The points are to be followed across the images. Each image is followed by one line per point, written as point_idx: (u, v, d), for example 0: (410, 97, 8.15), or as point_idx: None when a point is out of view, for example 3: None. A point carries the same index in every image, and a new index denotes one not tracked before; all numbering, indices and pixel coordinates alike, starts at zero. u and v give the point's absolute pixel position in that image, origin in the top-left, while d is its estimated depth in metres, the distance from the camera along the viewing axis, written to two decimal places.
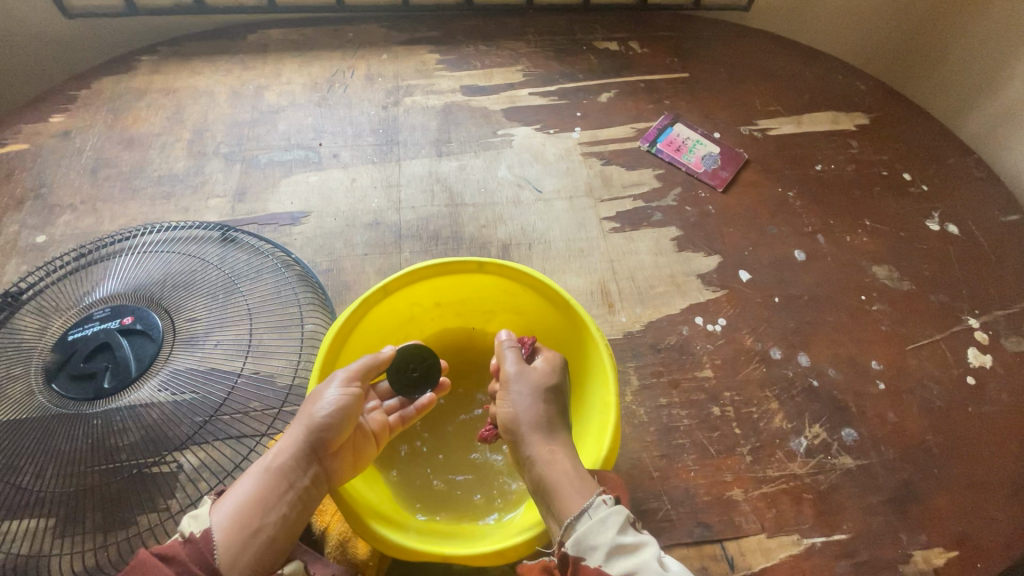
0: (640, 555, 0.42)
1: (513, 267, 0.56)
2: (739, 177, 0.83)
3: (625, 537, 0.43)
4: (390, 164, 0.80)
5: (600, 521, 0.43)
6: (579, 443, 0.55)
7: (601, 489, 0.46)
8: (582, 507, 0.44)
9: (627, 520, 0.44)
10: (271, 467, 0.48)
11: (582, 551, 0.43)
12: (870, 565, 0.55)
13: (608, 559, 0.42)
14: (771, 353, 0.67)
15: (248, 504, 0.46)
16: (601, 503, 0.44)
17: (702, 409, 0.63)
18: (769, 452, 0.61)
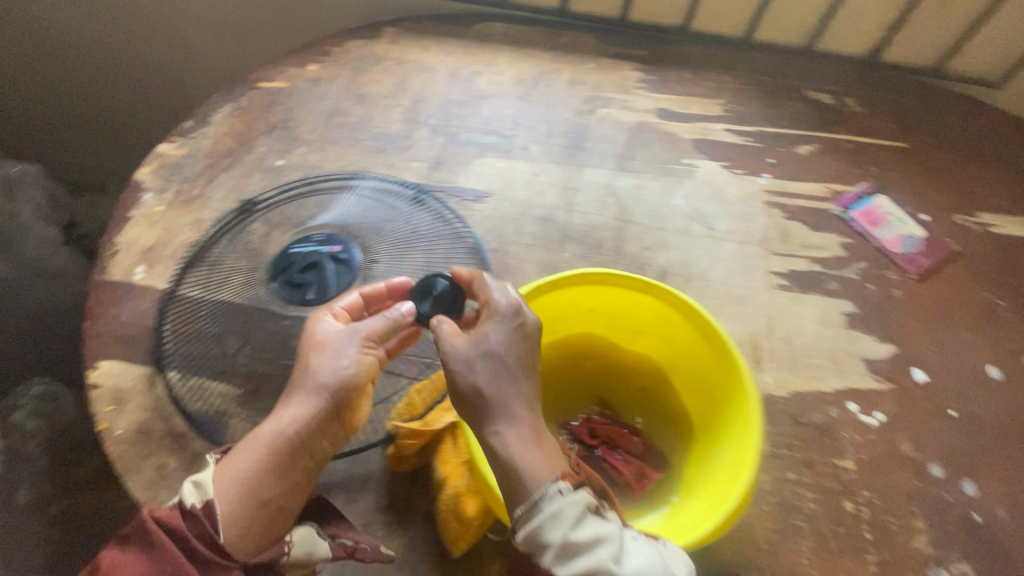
0: (595, 554, 0.41)
1: (683, 298, 0.54)
2: (939, 269, 0.74)
3: (591, 539, 0.42)
4: (572, 167, 0.83)
5: (552, 516, 0.42)
6: (693, 493, 0.51)
7: (561, 476, 0.45)
8: (534, 500, 0.44)
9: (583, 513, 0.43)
10: (284, 434, 0.52)
11: (534, 540, 0.43)
12: None
13: (560, 554, 0.42)
14: (930, 468, 0.60)
15: (252, 469, 0.50)
16: (551, 492, 0.43)
17: (832, 499, 0.58)
18: (900, 572, 0.54)
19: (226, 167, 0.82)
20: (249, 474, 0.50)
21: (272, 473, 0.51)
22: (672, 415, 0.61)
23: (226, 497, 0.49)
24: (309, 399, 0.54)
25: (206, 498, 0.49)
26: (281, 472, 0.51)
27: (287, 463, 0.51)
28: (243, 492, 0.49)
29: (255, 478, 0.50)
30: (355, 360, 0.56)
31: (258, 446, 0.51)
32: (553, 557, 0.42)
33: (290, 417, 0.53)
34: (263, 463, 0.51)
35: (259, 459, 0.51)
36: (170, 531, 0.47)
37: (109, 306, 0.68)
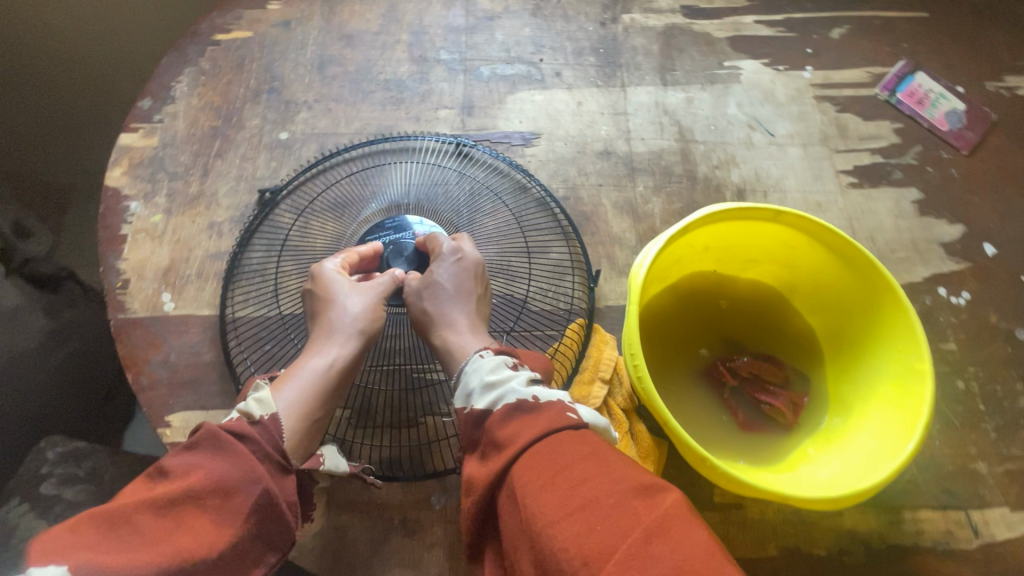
0: (505, 384, 0.44)
1: (820, 222, 0.52)
2: (984, 140, 0.76)
3: (499, 373, 0.45)
4: (615, 89, 0.75)
5: (472, 368, 0.46)
6: (862, 410, 0.52)
7: (485, 347, 0.49)
8: (460, 368, 0.48)
9: (502, 363, 0.46)
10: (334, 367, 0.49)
11: (461, 399, 0.46)
12: None
13: (492, 396, 0.43)
14: (1017, 333, 0.65)
15: (311, 397, 0.46)
16: (476, 355, 0.48)
17: (944, 381, 0.62)
18: (1015, 431, 0.60)
19: (220, 151, 0.67)
20: (305, 396, 0.46)
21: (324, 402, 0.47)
22: (789, 343, 0.60)
23: (290, 415, 0.44)
24: (341, 334, 0.50)
25: (271, 411, 0.44)
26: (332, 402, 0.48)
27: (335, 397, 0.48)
28: (306, 415, 0.45)
29: (316, 404, 0.46)
30: (373, 311, 0.52)
31: (313, 377, 0.47)
32: (479, 396, 0.44)
33: (331, 352, 0.49)
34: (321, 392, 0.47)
35: (309, 389, 0.47)
36: (237, 434, 0.41)
37: (150, 347, 0.56)
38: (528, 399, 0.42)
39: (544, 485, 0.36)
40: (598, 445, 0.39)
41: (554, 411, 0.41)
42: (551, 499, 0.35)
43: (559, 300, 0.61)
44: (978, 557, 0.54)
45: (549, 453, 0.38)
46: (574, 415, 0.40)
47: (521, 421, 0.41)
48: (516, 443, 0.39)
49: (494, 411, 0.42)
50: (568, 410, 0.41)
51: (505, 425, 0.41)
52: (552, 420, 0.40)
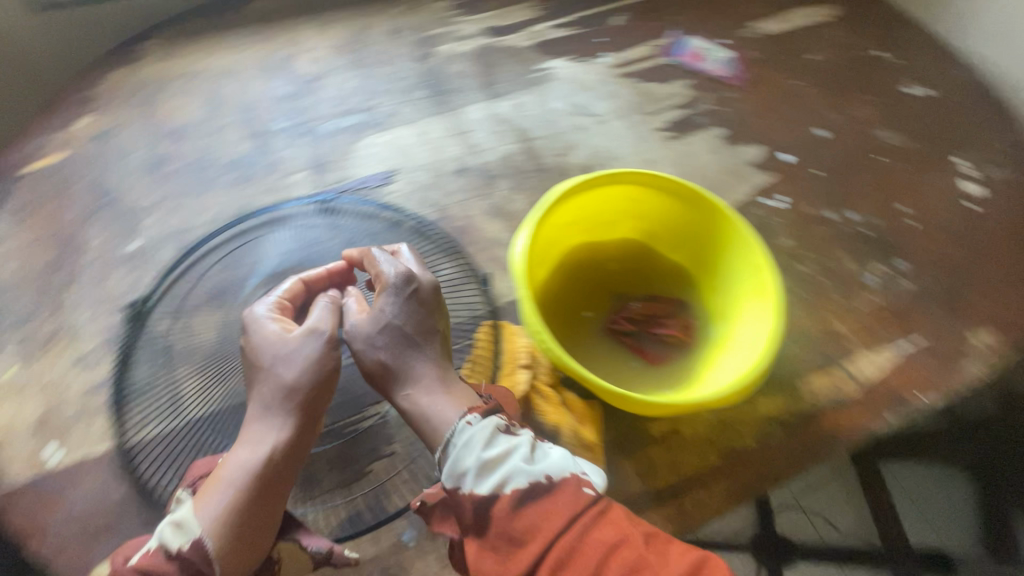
0: (505, 463, 0.44)
1: (650, 172, 0.60)
2: (755, 75, 0.92)
3: (496, 456, 0.45)
4: (451, 113, 0.82)
5: (464, 445, 0.45)
6: (734, 315, 0.60)
7: (467, 409, 0.48)
8: (444, 437, 0.46)
9: (493, 433, 0.46)
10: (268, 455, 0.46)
11: (454, 477, 0.45)
12: (946, 353, 0.68)
13: (493, 481, 0.44)
14: (827, 215, 0.79)
15: (244, 496, 0.44)
16: (460, 426, 0.46)
17: (791, 270, 0.74)
18: (852, 290, 0.73)
19: (67, 280, 0.63)
20: (235, 497, 0.44)
21: (253, 499, 0.44)
22: (664, 279, 0.69)
23: (216, 528, 0.42)
24: (271, 414, 0.48)
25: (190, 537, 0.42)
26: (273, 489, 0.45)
27: (275, 484, 0.46)
28: (238, 519, 0.43)
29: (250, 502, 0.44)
30: (313, 361, 0.49)
31: (242, 473, 0.45)
32: (474, 477, 0.44)
33: (262, 442, 0.46)
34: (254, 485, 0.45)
35: (240, 487, 0.44)
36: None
37: (47, 507, 0.51)
38: (539, 481, 0.44)
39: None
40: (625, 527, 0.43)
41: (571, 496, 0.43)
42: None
43: (461, 311, 0.65)
44: (861, 396, 0.64)
45: (580, 546, 0.41)
46: (590, 492, 0.44)
47: (533, 508, 0.43)
48: (544, 540, 0.41)
49: (501, 496, 0.43)
50: (582, 487, 0.44)
51: (519, 516, 0.43)
52: (573, 510, 0.43)
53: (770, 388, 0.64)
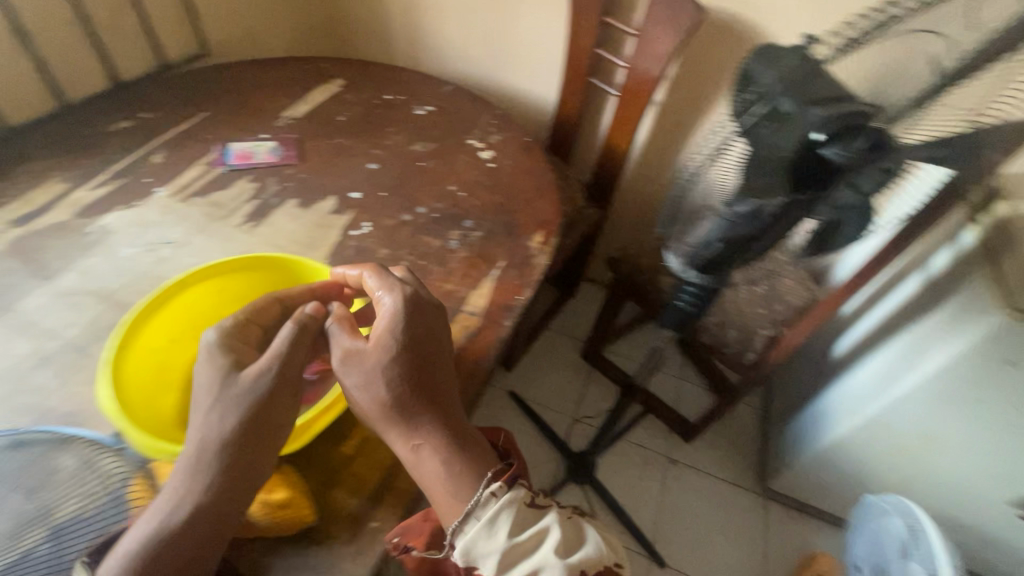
0: (526, 548, 0.58)
1: (215, 264, 0.71)
2: (302, 149, 1.09)
3: (518, 536, 0.58)
4: (7, 314, 0.76)
5: (489, 531, 0.58)
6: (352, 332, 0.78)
7: (487, 480, 0.61)
8: (466, 513, 0.58)
9: (511, 512, 0.59)
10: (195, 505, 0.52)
11: (474, 557, 0.57)
12: (518, 263, 0.94)
13: (506, 554, 0.57)
14: (404, 217, 0.99)
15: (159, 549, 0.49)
16: (488, 495, 0.59)
17: (397, 268, 0.90)
18: (445, 257, 0.93)
19: None
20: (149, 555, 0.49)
21: (164, 556, 0.49)
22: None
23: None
24: (195, 467, 0.53)
25: None
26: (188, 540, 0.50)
27: (188, 535, 0.50)
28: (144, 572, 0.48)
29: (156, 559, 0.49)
30: (232, 420, 0.55)
31: (153, 533, 0.50)
32: (491, 552, 0.57)
33: (186, 498, 0.52)
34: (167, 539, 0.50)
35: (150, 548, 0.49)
36: None
37: None
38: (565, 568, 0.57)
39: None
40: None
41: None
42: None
43: None
44: (481, 320, 0.84)
45: None
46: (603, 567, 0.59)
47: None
48: None
49: None
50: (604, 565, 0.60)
51: None
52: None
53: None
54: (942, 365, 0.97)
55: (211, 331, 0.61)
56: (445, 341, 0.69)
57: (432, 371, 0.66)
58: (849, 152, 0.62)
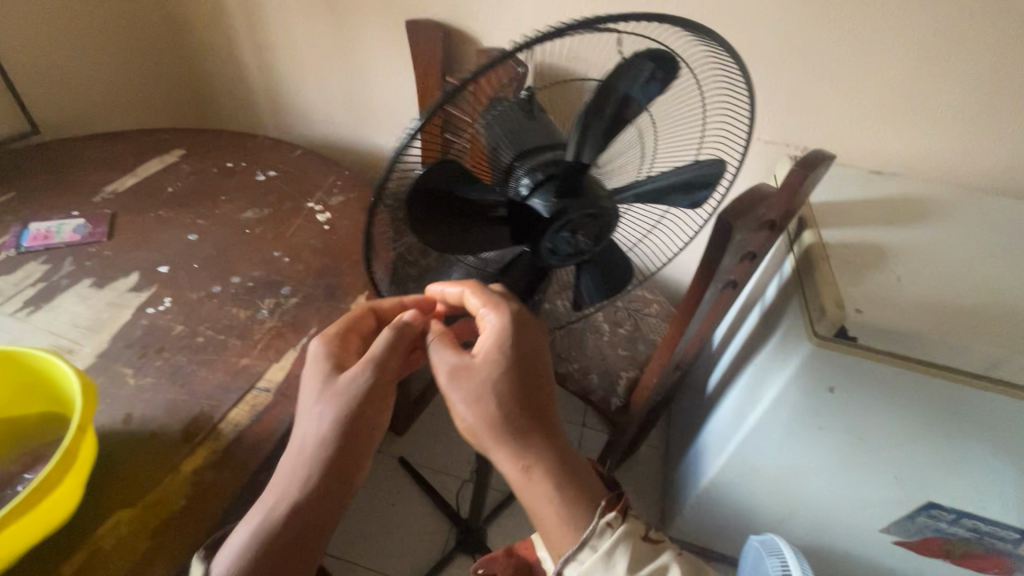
0: None
1: None
2: (115, 224, 1.04)
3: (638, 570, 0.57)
4: None
5: (607, 567, 0.57)
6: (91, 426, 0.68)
7: (606, 507, 0.61)
8: (584, 538, 0.59)
9: (629, 550, 0.58)
10: (290, 509, 0.58)
11: None
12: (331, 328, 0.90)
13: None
14: (214, 289, 0.94)
15: (254, 547, 0.55)
16: (603, 526, 0.59)
17: (190, 344, 0.84)
18: (250, 328, 0.87)
19: None
20: (245, 544, 0.56)
21: (263, 556, 0.55)
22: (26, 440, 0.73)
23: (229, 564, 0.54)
24: (297, 458, 0.61)
25: None
26: (284, 541, 0.56)
27: (282, 534, 0.57)
28: (242, 558, 0.55)
29: (252, 550, 0.55)
30: (328, 415, 0.63)
31: (255, 529, 0.57)
32: None
33: (284, 498, 0.59)
34: (257, 539, 0.56)
35: (251, 541, 0.56)
36: None
37: None
38: None
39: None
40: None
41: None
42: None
43: None
44: (274, 396, 0.77)
45: None
46: None
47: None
48: None
49: None
50: None
51: None
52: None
53: (174, 447, 0.70)
54: (777, 397, 0.96)
55: (318, 340, 0.70)
56: (547, 353, 0.71)
57: (540, 398, 0.67)
58: (553, 195, 0.65)
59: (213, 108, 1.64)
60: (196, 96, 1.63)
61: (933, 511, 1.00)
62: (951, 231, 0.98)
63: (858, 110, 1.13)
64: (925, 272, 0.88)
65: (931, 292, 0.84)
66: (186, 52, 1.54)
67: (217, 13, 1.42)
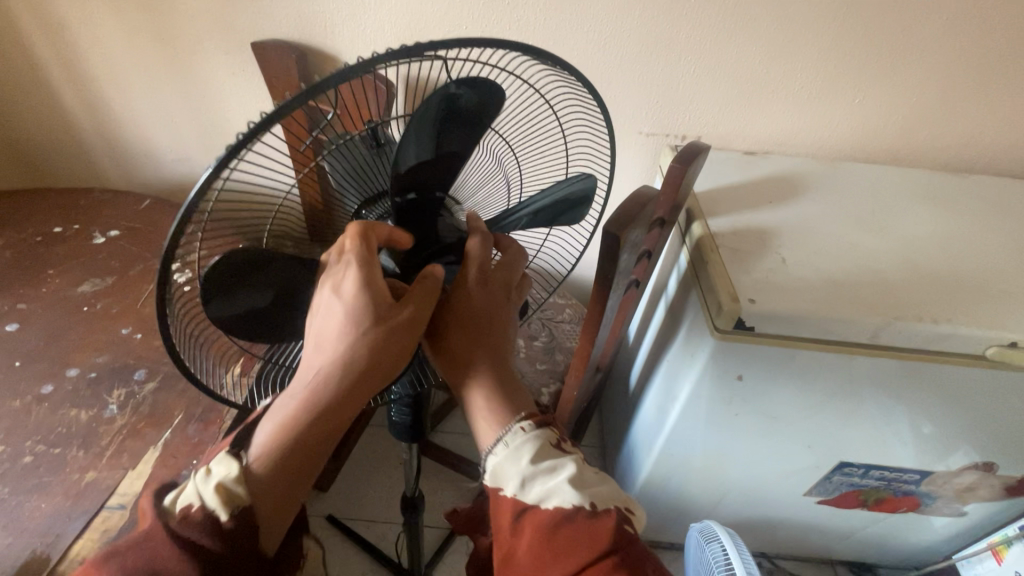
0: (549, 479, 0.57)
1: None
2: None
3: (540, 462, 0.57)
4: None
5: (513, 453, 0.58)
6: None
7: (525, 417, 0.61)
8: (499, 435, 0.59)
9: (539, 449, 0.58)
10: (304, 427, 0.55)
11: (498, 483, 0.58)
12: (198, 413, 0.82)
13: (529, 480, 0.56)
14: (43, 390, 0.80)
15: (269, 458, 0.54)
16: (515, 429, 0.59)
17: (16, 467, 0.72)
18: (95, 433, 0.77)
19: None
20: (263, 453, 0.54)
21: (280, 464, 0.54)
22: None
23: (252, 470, 0.53)
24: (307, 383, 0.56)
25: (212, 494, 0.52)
26: (300, 458, 0.55)
27: (296, 449, 0.55)
28: (265, 467, 0.54)
29: (268, 460, 0.54)
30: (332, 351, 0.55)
31: (274, 437, 0.54)
32: (514, 476, 0.57)
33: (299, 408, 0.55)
34: (275, 450, 0.54)
35: (268, 452, 0.54)
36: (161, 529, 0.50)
37: None
38: (576, 506, 0.55)
39: (532, 552, 0.54)
40: (615, 540, 0.54)
41: (573, 508, 0.55)
42: (553, 567, 0.52)
43: None
44: (129, 512, 0.70)
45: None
46: (627, 529, 0.56)
47: (552, 508, 0.55)
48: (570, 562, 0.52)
49: (545, 509, 0.55)
50: (625, 525, 0.56)
51: (555, 533, 0.54)
52: (578, 515, 0.55)
53: None
54: (691, 393, 0.96)
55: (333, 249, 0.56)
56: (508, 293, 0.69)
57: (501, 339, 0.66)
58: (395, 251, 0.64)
59: (36, 158, 1.38)
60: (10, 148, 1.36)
61: (845, 469, 1.06)
62: (823, 205, 1.02)
63: (723, 98, 1.16)
64: (806, 250, 0.90)
65: (812, 272, 0.86)
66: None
67: (19, 47, 1.19)
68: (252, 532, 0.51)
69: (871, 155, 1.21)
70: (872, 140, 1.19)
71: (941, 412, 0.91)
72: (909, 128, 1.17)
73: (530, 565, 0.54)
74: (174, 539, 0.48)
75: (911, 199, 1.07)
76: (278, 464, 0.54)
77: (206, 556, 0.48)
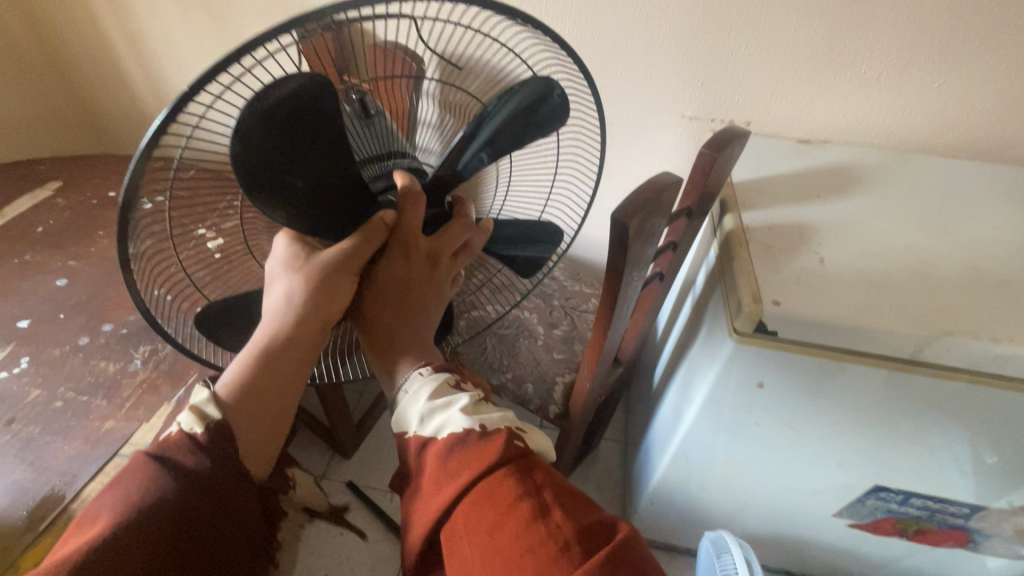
0: (445, 411, 0.53)
1: None
2: None
3: (436, 399, 0.54)
4: None
5: (413, 392, 0.56)
6: None
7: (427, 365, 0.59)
8: (405, 384, 0.57)
9: (437, 388, 0.56)
10: (268, 347, 0.57)
11: (402, 426, 0.56)
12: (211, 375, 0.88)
13: (425, 416, 0.53)
14: (80, 342, 0.88)
15: (245, 376, 0.56)
16: (415, 375, 0.57)
17: (47, 410, 0.80)
18: (119, 384, 0.85)
19: None
20: (240, 374, 0.56)
21: (257, 382, 0.56)
22: None
23: (231, 386, 0.55)
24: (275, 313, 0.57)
25: (197, 417, 0.52)
26: (277, 382, 0.57)
27: (270, 372, 0.56)
28: (242, 385, 0.55)
29: (245, 379, 0.56)
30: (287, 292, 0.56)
31: (249, 359, 0.56)
32: (413, 415, 0.54)
33: (264, 331, 0.57)
34: (249, 373, 0.56)
35: (244, 372, 0.56)
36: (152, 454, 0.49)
37: None
38: (467, 430, 0.51)
39: (430, 481, 0.51)
40: (508, 456, 0.50)
41: (464, 432, 0.51)
42: (447, 490, 0.49)
43: None
44: None
45: (482, 498, 0.47)
46: (520, 449, 0.51)
47: (445, 437, 0.52)
48: (460, 482, 0.49)
49: (440, 439, 0.52)
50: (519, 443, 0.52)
51: (448, 457, 0.51)
52: (470, 438, 0.51)
53: (17, 532, 0.68)
54: (710, 397, 0.90)
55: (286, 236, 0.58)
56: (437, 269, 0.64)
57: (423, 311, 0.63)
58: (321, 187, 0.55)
59: (103, 126, 1.48)
60: (81, 114, 1.47)
61: (881, 493, 0.96)
62: (877, 201, 0.92)
63: (776, 80, 1.06)
64: (850, 251, 0.82)
65: (849, 277, 0.77)
66: (63, 70, 1.38)
67: (89, 22, 1.28)
68: (231, 447, 0.52)
69: (948, 147, 1.07)
70: (952, 131, 1.05)
71: (1001, 442, 0.80)
72: (1001, 116, 1.01)
73: (428, 496, 0.50)
74: (153, 457, 0.48)
75: (991, 200, 0.94)
76: (246, 390, 0.55)
77: (193, 473, 0.49)
